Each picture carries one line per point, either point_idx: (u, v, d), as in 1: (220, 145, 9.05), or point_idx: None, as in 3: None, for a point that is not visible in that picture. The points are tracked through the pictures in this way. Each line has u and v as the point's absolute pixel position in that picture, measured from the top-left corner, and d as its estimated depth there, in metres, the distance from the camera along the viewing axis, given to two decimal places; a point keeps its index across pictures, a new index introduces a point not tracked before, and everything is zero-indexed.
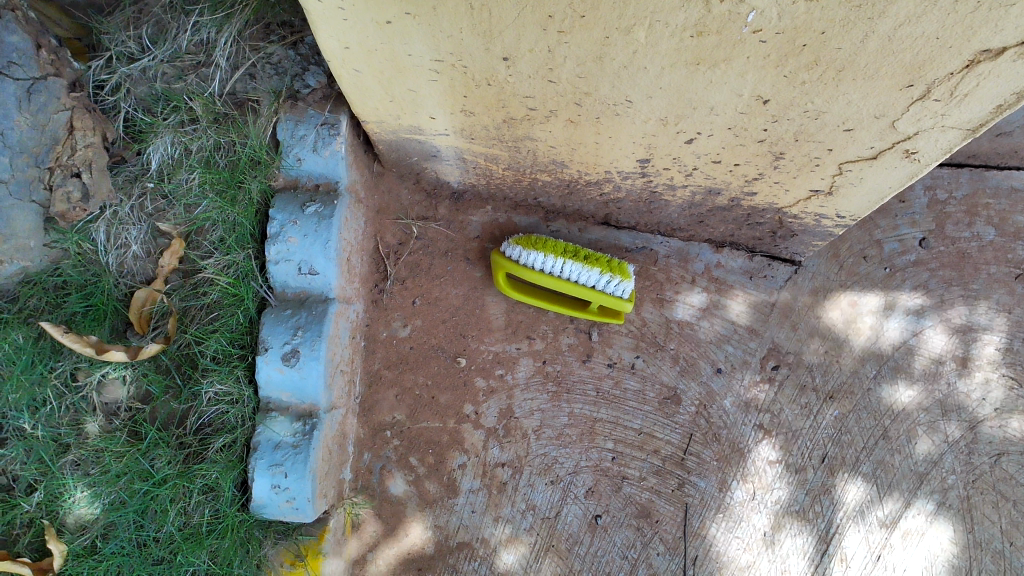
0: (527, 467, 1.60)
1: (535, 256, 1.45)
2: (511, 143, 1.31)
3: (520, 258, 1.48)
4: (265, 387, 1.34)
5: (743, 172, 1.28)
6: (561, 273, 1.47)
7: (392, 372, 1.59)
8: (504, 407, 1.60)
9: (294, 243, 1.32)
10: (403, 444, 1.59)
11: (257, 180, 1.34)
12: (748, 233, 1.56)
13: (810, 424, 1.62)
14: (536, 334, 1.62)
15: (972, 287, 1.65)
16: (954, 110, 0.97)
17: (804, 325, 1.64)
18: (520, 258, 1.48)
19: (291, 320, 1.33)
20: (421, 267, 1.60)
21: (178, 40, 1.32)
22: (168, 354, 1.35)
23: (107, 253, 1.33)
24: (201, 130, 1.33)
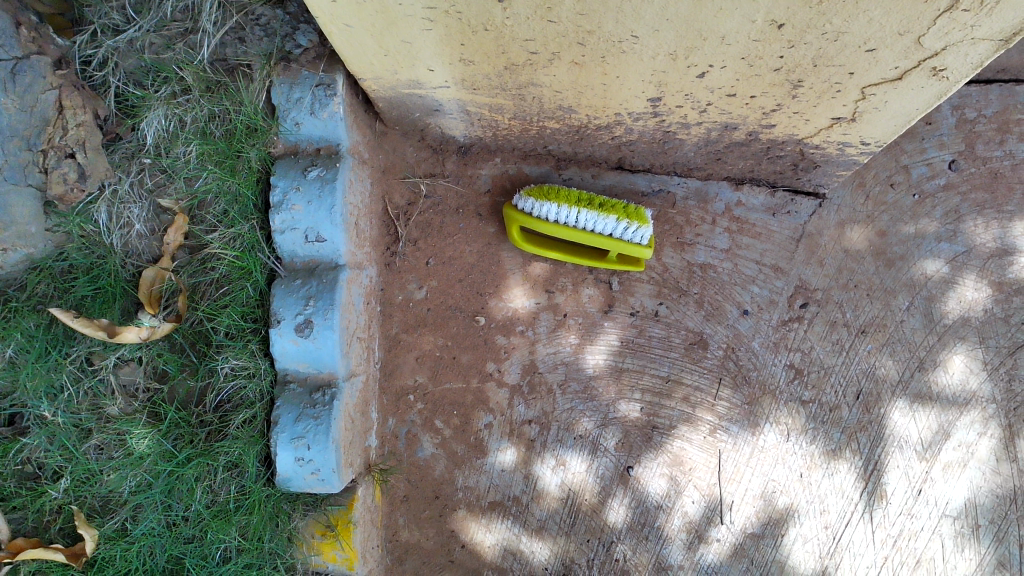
0: (555, 423, 1.57)
1: (549, 208, 1.41)
2: (515, 91, 1.25)
3: (531, 210, 1.44)
4: (282, 359, 1.30)
5: (760, 105, 1.21)
6: (577, 224, 1.43)
7: (410, 335, 1.56)
8: (526, 363, 1.57)
9: (298, 211, 1.27)
10: (428, 407, 1.57)
11: (255, 149, 1.30)
12: (769, 168, 1.49)
13: (842, 361, 1.57)
14: (556, 287, 1.58)
15: (1006, 208, 1.58)
16: (984, 21, 0.90)
17: (831, 260, 1.58)
18: (532, 210, 1.44)
19: (301, 289, 1.28)
20: (432, 226, 1.55)
21: (163, 8, 1.25)
22: (181, 333, 1.33)
23: (111, 233, 1.30)
24: (193, 101, 1.28)
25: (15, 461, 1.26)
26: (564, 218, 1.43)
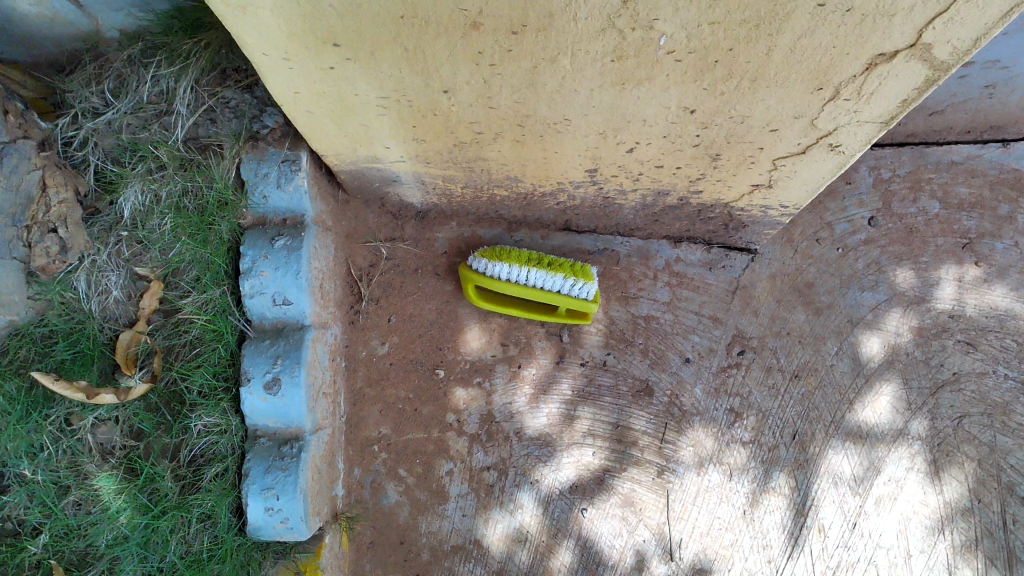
0: (512, 468, 1.67)
1: (502, 269, 1.53)
2: (465, 164, 1.38)
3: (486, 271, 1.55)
4: (252, 415, 1.38)
5: (685, 174, 1.34)
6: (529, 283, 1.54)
7: (373, 389, 1.66)
8: (484, 413, 1.67)
9: (266, 277, 1.37)
10: (391, 457, 1.65)
11: (226, 221, 1.40)
12: (703, 228, 1.62)
13: (778, 404, 1.69)
14: (510, 341, 1.69)
15: (922, 260, 1.72)
16: (864, 107, 1.04)
17: (765, 310, 1.71)
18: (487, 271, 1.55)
19: (270, 349, 1.38)
20: (393, 286, 1.66)
21: (140, 92, 1.37)
22: (156, 393, 1.42)
23: (90, 300, 1.39)
24: (168, 177, 1.38)
25: None
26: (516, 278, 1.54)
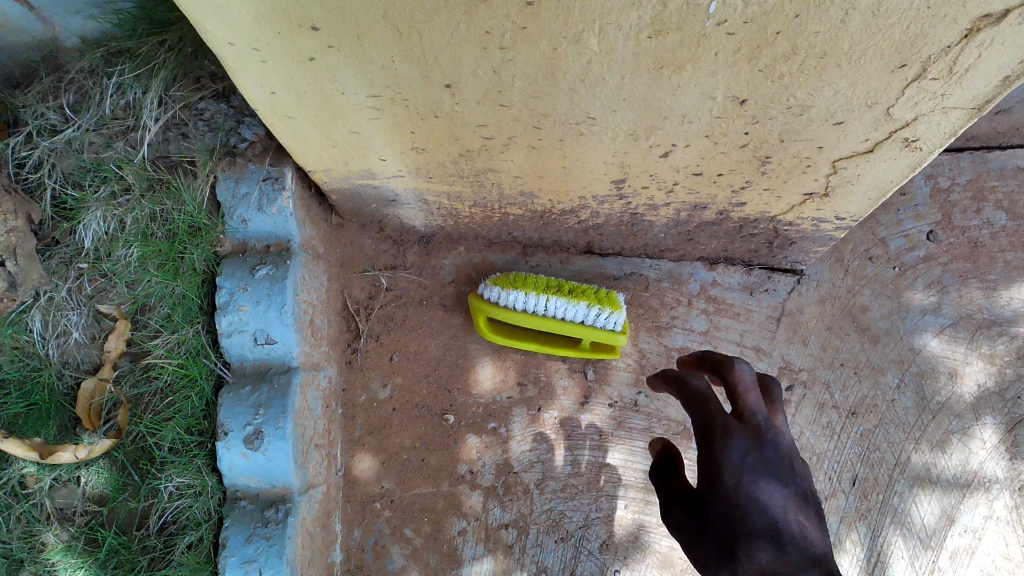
0: (533, 526, 1.47)
1: (518, 298, 1.34)
2: (472, 177, 1.20)
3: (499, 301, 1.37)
4: (230, 474, 1.19)
5: (727, 182, 1.16)
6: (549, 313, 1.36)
7: (374, 438, 1.46)
8: (500, 462, 1.47)
9: (246, 312, 1.19)
10: (396, 515, 1.45)
11: (200, 249, 1.21)
12: (743, 247, 1.43)
13: (834, 446, 1.49)
14: (528, 380, 1.50)
15: (990, 277, 1.53)
16: (955, 88, 0.85)
17: (814, 339, 1.51)
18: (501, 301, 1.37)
19: (251, 396, 1.19)
20: (395, 320, 1.48)
21: (102, 106, 1.21)
22: (122, 449, 1.23)
23: (47, 344, 1.23)
24: (133, 201, 1.21)
25: None
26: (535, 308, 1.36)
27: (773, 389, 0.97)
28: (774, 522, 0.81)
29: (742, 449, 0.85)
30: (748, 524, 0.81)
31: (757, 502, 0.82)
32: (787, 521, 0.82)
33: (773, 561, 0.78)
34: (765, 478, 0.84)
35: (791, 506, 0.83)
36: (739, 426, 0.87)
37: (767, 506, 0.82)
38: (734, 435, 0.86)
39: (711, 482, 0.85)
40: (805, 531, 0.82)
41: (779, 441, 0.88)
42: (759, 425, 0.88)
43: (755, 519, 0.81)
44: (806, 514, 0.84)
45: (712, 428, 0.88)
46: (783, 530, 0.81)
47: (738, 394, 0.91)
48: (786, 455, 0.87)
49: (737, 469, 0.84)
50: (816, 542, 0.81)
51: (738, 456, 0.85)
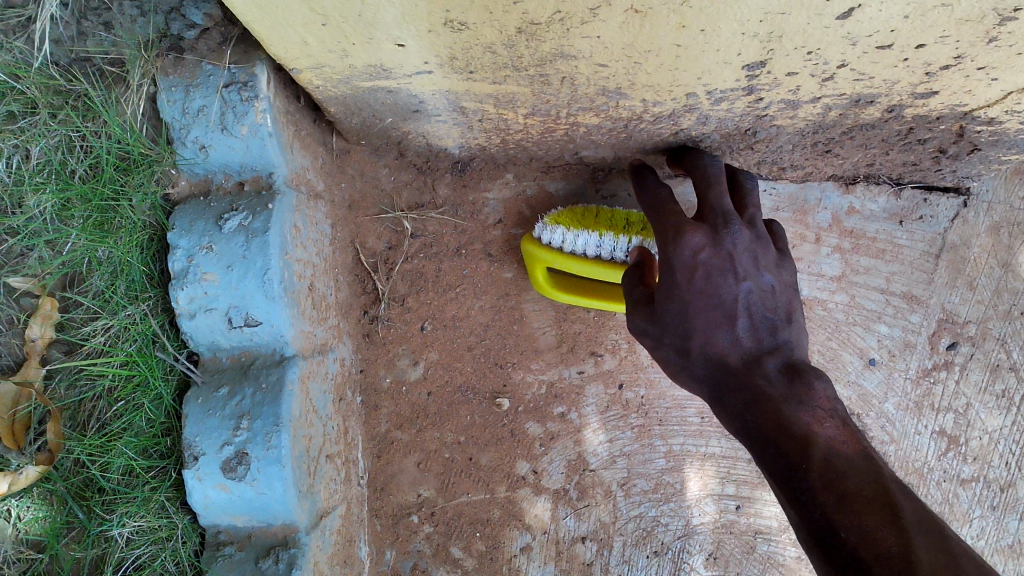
0: (618, 538, 1.12)
1: (585, 241, 0.96)
2: (533, 69, 0.80)
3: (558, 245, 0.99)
4: (208, 513, 0.84)
5: (924, 60, 0.76)
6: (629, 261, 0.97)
7: (406, 433, 1.11)
8: (573, 459, 1.12)
9: (213, 284, 0.82)
10: (439, 531, 1.11)
11: (140, 195, 0.84)
12: (900, 158, 1.03)
13: (1012, 421, 1.12)
14: (604, 349, 1.13)
15: None
16: None
17: (987, 281, 1.13)
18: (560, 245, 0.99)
19: (229, 403, 0.83)
20: (426, 277, 1.10)
21: None
22: (59, 481, 0.86)
23: None
24: (41, 126, 0.83)
25: None
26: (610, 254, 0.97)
27: (744, 176, 0.91)
28: (736, 320, 0.76)
29: (696, 247, 0.77)
30: (698, 330, 0.76)
31: (715, 299, 0.76)
32: (744, 317, 0.76)
33: (730, 349, 0.75)
34: (720, 275, 0.77)
35: (754, 300, 0.78)
36: (692, 224, 0.79)
37: (722, 301, 0.76)
38: (687, 235, 0.78)
39: (666, 281, 0.78)
40: (781, 330, 0.77)
41: (738, 231, 0.80)
42: (718, 221, 0.81)
43: (719, 338, 0.75)
44: (771, 308, 0.78)
45: (667, 228, 0.80)
46: (743, 329, 0.76)
47: (704, 192, 0.85)
48: (748, 249, 0.80)
49: (688, 266, 0.77)
50: (783, 334, 0.76)
51: (690, 254, 0.77)
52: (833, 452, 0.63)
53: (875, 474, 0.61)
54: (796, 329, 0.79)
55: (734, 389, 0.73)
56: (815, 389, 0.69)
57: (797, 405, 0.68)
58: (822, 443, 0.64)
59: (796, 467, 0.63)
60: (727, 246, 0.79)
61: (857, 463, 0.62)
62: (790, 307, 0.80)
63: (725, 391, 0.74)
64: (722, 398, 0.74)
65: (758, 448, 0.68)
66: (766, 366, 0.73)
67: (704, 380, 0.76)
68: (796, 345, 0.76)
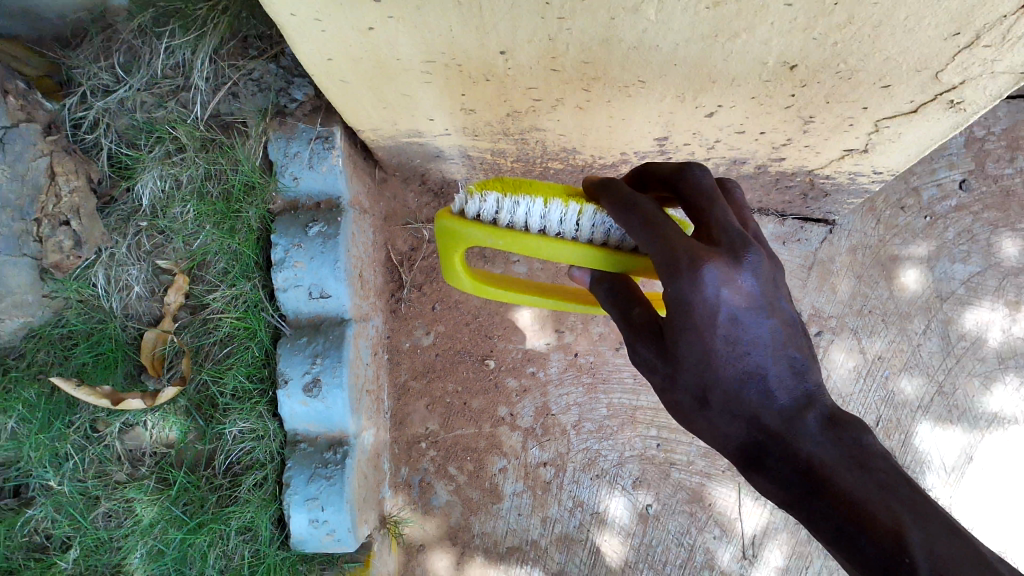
0: (570, 464, 1.54)
1: (529, 207, 0.93)
2: (517, 135, 1.22)
3: (487, 215, 0.94)
4: (291, 420, 1.26)
5: (770, 140, 1.18)
6: (562, 230, 0.95)
7: (419, 382, 1.54)
8: (540, 406, 1.54)
9: (301, 268, 1.24)
10: (440, 454, 1.53)
11: (254, 208, 1.25)
12: (777, 198, 1.46)
13: (859, 389, 1.54)
14: (565, 327, 1.55)
15: (1020, 226, 1.55)
16: (1006, 55, 0.86)
17: (845, 287, 1.55)
18: (490, 215, 0.94)
19: (308, 348, 1.25)
20: (437, 271, 1.52)
21: (153, 66, 1.24)
22: (187, 397, 1.29)
23: (109, 297, 1.30)
24: (188, 159, 1.25)
25: (23, 532, 1.32)
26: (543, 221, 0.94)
27: (733, 189, 0.91)
28: (765, 368, 0.80)
29: (716, 284, 0.75)
30: (723, 377, 0.80)
31: (737, 344, 0.78)
32: (766, 356, 0.80)
33: (759, 403, 0.81)
34: (742, 314, 0.78)
35: (775, 338, 0.81)
36: (707, 251, 0.76)
37: (745, 342, 0.79)
38: (704, 265, 0.75)
39: (687, 318, 0.78)
40: (805, 365, 0.83)
41: (758, 257, 0.78)
42: (733, 245, 0.78)
43: (747, 395, 0.80)
44: (791, 341, 0.82)
45: (679, 258, 0.76)
46: (767, 372, 0.81)
47: (705, 210, 0.82)
48: (766, 277, 0.79)
49: (711, 302, 0.76)
50: (810, 378, 0.83)
51: (712, 292, 0.76)
52: (926, 540, 0.70)
53: (965, 547, 0.70)
54: (815, 362, 0.84)
55: (781, 456, 0.81)
56: (860, 443, 0.80)
57: (858, 474, 0.77)
58: (907, 522, 0.72)
59: (889, 552, 0.71)
60: (747, 277, 0.77)
61: (948, 540, 0.71)
62: (808, 343, 0.85)
63: (765, 454, 0.82)
64: (762, 463, 0.82)
65: (831, 533, 0.76)
66: (792, 418, 0.81)
67: (741, 437, 0.83)
68: (820, 385, 0.84)
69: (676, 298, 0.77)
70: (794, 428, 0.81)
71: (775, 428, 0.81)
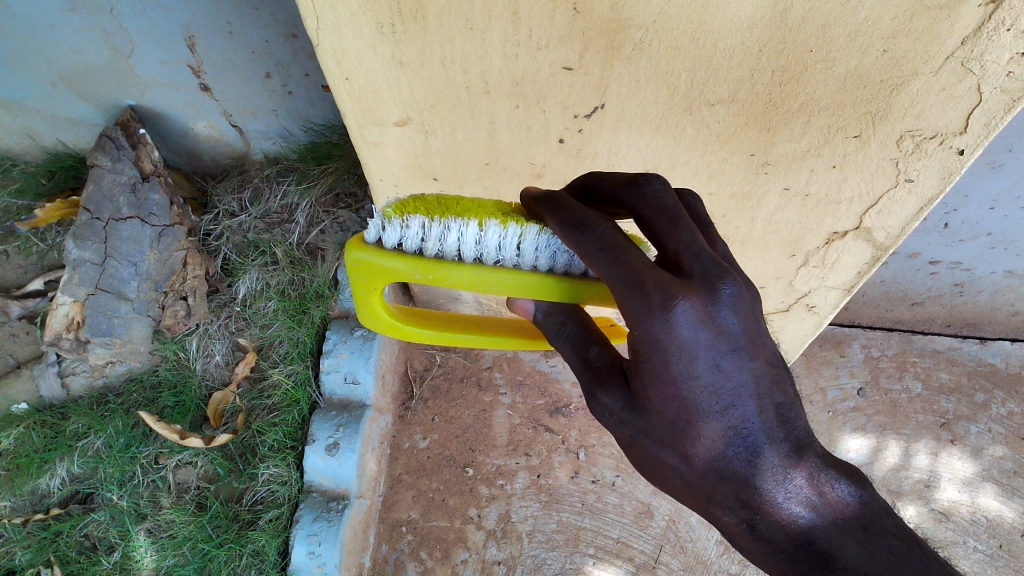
0: (520, 566, 1.81)
1: (461, 233, 0.94)
2: None
3: (411, 243, 0.95)
4: (310, 472, 1.62)
5: None
6: (497, 256, 0.96)
7: (411, 476, 1.92)
8: (503, 512, 1.87)
9: (343, 358, 1.67)
10: (416, 539, 1.86)
11: (319, 309, 1.70)
12: None
13: None
14: (533, 451, 1.94)
15: (904, 430, 1.93)
16: (830, 273, 1.30)
17: None
18: (416, 243, 0.95)
19: (335, 419, 1.64)
20: (440, 390, 2.01)
21: (269, 203, 1.76)
22: (234, 444, 1.69)
23: (195, 359, 1.74)
24: (280, 269, 1.73)
25: (80, 533, 1.67)
26: (475, 247, 0.95)
27: (692, 200, 0.91)
28: (749, 423, 0.77)
29: (688, 323, 0.74)
30: (706, 434, 0.77)
31: (720, 397, 0.76)
32: (753, 408, 0.77)
33: (749, 470, 0.78)
34: (723, 355, 0.76)
35: (759, 377, 0.78)
36: (678, 287, 0.75)
37: (730, 394, 0.76)
38: (677, 304, 0.74)
39: (660, 363, 0.76)
40: (790, 413, 0.80)
41: (731, 287, 0.77)
42: (707, 280, 0.76)
43: (733, 454, 0.78)
44: (775, 385, 0.79)
45: (651, 294, 0.75)
46: (754, 427, 0.78)
47: (668, 235, 0.81)
48: (744, 304, 0.78)
49: (684, 343, 0.75)
50: (795, 428, 0.81)
51: (685, 330, 0.74)
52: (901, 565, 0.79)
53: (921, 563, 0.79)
54: (799, 407, 0.82)
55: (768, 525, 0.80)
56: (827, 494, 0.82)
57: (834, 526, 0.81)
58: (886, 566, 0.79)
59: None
60: (722, 310, 0.76)
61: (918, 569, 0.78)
62: (790, 385, 0.83)
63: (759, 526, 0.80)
64: (754, 529, 0.81)
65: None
66: (785, 478, 0.79)
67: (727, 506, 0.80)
68: (805, 432, 0.82)
69: (647, 337, 0.76)
70: (788, 493, 0.80)
71: (771, 495, 0.79)
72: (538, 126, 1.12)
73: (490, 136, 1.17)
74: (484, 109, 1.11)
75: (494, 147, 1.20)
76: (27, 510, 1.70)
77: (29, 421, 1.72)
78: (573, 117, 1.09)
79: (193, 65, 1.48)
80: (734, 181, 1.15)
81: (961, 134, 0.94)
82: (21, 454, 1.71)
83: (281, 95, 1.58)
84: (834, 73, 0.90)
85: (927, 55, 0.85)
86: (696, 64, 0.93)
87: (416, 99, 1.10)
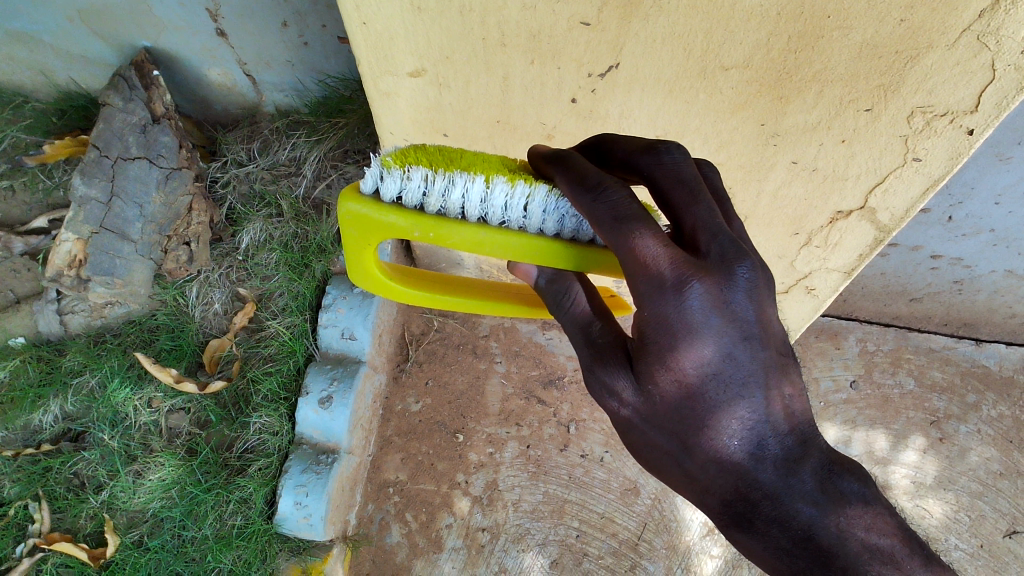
0: (504, 534, 1.82)
1: (466, 189, 0.90)
2: None
3: (412, 197, 0.91)
4: (301, 424, 1.64)
5: None
6: (502, 217, 0.93)
7: (401, 438, 1.93)
8: (490, 479, 1.88)
9: (341, 313, 1.67)
10: (402, 501, 1.86)
11: (321, 263, 1.71)
12: None
13: None
14: (524, 422, 1.95)
15: (893, 425, 1.94)
16: (831, 255, 1.31)
17: None
18: (417, 197, 0.91)
19: (329, 372, 1.65)
20: (436, 354, 2.02)
21: (277, 155, 1.77)
22: (227, 392, 1.70)
23: (194, 307, 1.76)
24: (284, 222, 1.74)
25: (70, 470, 1.68)
26: (480, 205, 0.92)
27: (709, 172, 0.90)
28: (755, 413, 0.79)
29: (700, 305, 0.75)
30: (709, 419, 0.78)
31: (727, 385, 0.77)
32: (761, 400, 0.79)
33: (750, 462, 0.80)
34: (734, 343, 0.77)
35: (769, 364, 0.79)
36: (695, 269, 0.75)
37: (739, 380, 0.78)
38: (691, 288, 0.75)
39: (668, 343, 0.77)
40: (794, 404, 0.82)
41: (746, 271, 0.77)
42: (723, 262, 0.77)
43: (734, 445, 0.79)
44: (784, 376, 0.81)
45: (664, 275, 0.75)
46: (758, 419, 0.79)
47: (684, 209, 0.80)
48: (757, 288, 0.78)
49: (694, 326, 0.75)
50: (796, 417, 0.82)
51: (697, 313, 0.75)
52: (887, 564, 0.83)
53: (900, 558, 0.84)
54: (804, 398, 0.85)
55: (770, 518, 0.81)
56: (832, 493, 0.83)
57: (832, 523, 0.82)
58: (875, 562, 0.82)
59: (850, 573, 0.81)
60: (736, 294, 0.77)
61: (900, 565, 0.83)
62: (797, 374, 0.85)
63: (755, 517, 0.82)
64: (749, 523, 0.82)
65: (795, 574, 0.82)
66: (787, 472, 0.81)
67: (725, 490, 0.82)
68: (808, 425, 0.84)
69: (656, 318, 0.76)
70: (789, 488, 0.81)
71: (770, 488, 0.81)
72: (551, 84, 1.13)
73: (503, 92, 1.17)
74: (500, 63, 1.11)
75: (506, 103, 1.20)
76: (17, 445, 1.71)
77: (24, 355, 1.72)
78: (587, 76, 1.10)
79: (210, 8, 1.48)
80: (743, 151, 1.15)
81: (971, 112, 0.95)
82: (15, 387, 1.71)
83: (296, 45, 1.59)
84: (851, 41, 0.90)
85: (945, 26, 0.85)
86: (711, 26, 0.93)
87: (433, 48, 1.10)
